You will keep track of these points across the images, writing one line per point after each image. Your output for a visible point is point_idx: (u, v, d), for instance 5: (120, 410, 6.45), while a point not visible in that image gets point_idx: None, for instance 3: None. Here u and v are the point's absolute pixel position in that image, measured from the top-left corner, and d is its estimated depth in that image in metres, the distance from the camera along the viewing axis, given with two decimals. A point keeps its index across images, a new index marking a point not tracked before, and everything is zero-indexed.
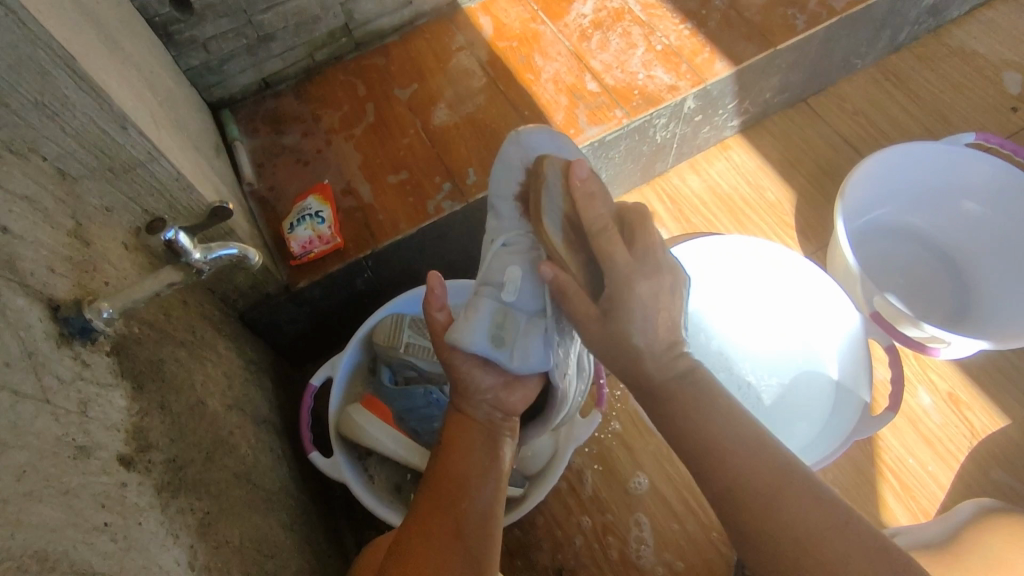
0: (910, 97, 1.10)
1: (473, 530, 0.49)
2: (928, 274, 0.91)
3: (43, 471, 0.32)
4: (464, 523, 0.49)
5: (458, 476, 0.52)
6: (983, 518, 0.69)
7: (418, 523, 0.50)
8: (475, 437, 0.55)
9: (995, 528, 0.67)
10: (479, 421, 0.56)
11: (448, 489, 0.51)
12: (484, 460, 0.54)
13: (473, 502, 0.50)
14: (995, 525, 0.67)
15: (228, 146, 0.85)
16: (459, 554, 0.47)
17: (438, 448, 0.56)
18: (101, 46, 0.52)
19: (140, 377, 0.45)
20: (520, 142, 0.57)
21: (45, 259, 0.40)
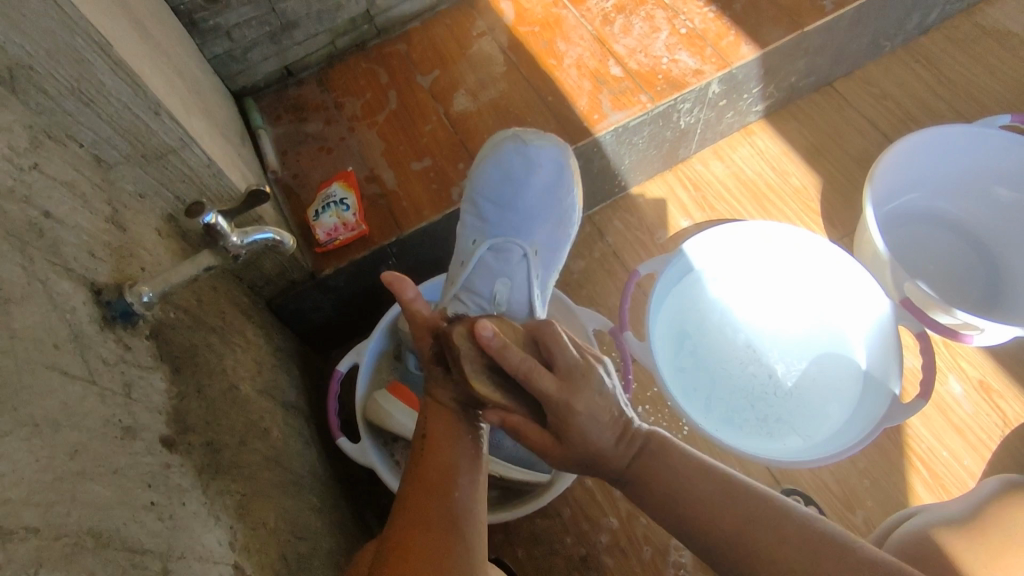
0: (940, 80, 1.08)
1: (467, 518, 0.46)
2: (958, 260, 0.90)
3: (93, 450, 0.32)
4: (456, 512, 0.46)
5: (443, 462, 0.49)
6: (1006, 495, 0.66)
7: (406, 514, 0.46)
8: (453, 425, 0.51)
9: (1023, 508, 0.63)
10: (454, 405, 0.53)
11: (435, 491, 0.47)
12: (466, 443, 0.51)
13: (462, 485, 0.48)
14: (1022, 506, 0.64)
15: (252, 134, 0.85)
16: (460, 537, 0.45)
17: (417, 440, 0.52)
18: (132, 33, 0.52)
19: (178, 361, 0.46)
20: (531, 154, 0.67)
21: (86, 244, 0.41)
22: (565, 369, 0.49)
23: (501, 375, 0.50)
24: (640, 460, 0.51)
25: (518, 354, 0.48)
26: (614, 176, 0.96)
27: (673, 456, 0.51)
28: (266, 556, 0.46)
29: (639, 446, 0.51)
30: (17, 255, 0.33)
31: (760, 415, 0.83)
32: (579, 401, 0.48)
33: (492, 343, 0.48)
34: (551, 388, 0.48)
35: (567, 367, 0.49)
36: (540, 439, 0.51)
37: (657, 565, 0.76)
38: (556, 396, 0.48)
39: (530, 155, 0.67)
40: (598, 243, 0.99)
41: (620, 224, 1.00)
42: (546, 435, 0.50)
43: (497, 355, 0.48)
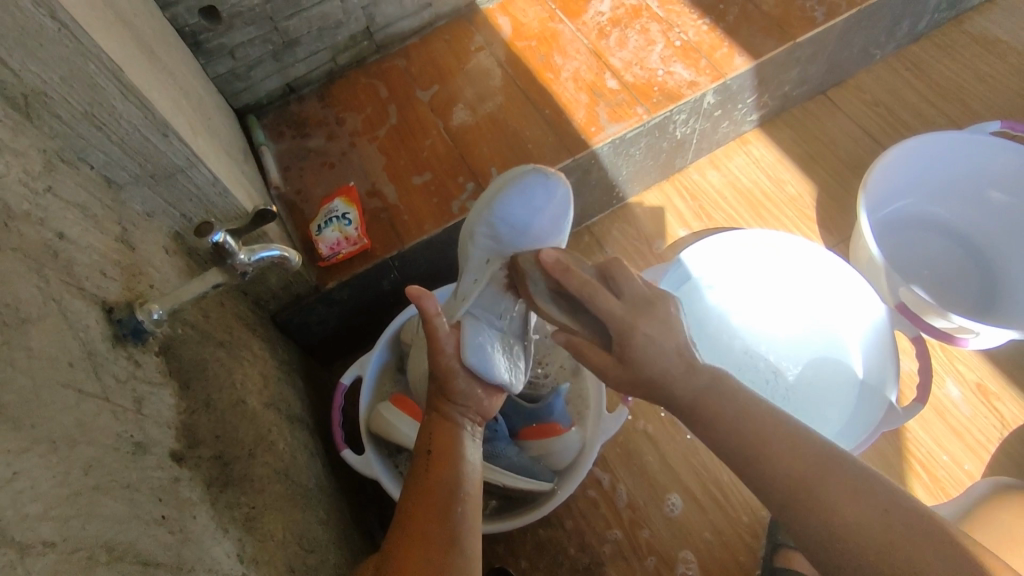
0: (932, 87, 1.09)
1: (465, 535, 0.46)
2: (953, 264, 0.91)
3: (106, 466, 0.33)
4: (455, 527, 0.46)
5: (447, 480, 0.48)
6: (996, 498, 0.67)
7: (407, 528, 0.46)
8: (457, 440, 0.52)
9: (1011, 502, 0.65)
10: (456, 420, 0.53)
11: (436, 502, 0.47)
12: (468, 460, 0.51)
13: (464, 498, 0.48)
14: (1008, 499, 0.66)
15: (255, 151, 0.87)
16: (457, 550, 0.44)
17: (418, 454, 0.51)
18: (140, 56, 0.54)
19: (186, 377, 0.47)
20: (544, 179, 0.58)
21: (98, 264, 0.42)
22: (632, 296, 0.52)
23: (567, 301, 0.55)
24: (707, 398, 0.49)
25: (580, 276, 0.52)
26: (612, 187, 0.97)
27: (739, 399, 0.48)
28: (273, 567, 0.47)
29: (708, 380, 0.49)
30: (34, 276, 0.34)
31: None
32: (643, 324, 0.49)
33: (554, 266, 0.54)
34: (620, 309, 0.50)
35: (633, 296, 0.52)
36: (601, 360, 0.52)
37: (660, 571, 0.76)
38: (621, 317, 0.50)
39: (552, 189, 0.58)
40: (597, 253, 1.00)
41: (619, 234, 1.02)
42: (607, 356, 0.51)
43: (558, 276, 0.54)
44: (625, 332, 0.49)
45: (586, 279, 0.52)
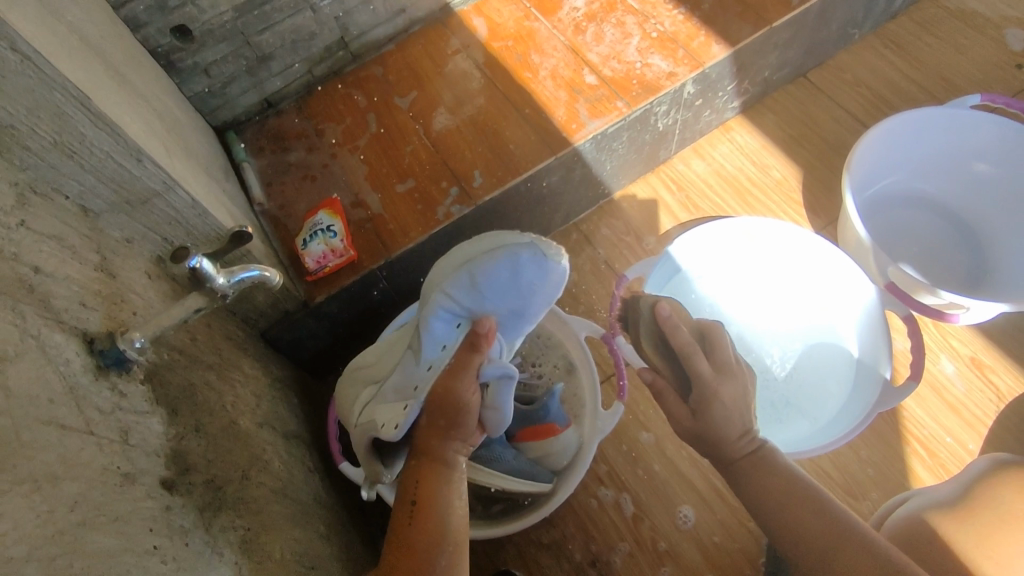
0: (911, 63, 1.09)
1: None
2: (941, 240, 0.91)
3: (93, 500, 0.33)
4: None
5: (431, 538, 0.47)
6: (993, 474, 0.66)
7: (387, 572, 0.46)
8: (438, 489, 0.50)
9: (1009, 480, 0.64)
10: (442, 455, 0.51)
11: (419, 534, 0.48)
12: (456, 501, 0.50)
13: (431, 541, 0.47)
14: (1005, 477, 0.65)
15: (236, 167, 0.86)
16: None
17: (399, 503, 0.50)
18: (111, 82, 0.53)
19: (175, 403, 0.46)
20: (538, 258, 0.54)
21: (77, 295, 0.41)
22: (721, 364, 0.60)
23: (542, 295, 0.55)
24: (751, 462, 0.58)
25: (685, 334, 0.61)
26: (597, 182, 0.97)
27: (776, 471, 0.57)
28: None
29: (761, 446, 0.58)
30: (9, 313, 0.34)
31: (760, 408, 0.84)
32: (725, 393, 0.58)
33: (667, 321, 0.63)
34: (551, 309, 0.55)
35: (700, 374, 0.59)
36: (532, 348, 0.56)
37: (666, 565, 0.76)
38: (704, 387, 0.58)
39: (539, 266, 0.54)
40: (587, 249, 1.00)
41: (607, 229, 1.01)
42: (685, 413, 0.61)
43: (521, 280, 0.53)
44: (710, 396, 0.58)
45: (687, 342, 0.61)
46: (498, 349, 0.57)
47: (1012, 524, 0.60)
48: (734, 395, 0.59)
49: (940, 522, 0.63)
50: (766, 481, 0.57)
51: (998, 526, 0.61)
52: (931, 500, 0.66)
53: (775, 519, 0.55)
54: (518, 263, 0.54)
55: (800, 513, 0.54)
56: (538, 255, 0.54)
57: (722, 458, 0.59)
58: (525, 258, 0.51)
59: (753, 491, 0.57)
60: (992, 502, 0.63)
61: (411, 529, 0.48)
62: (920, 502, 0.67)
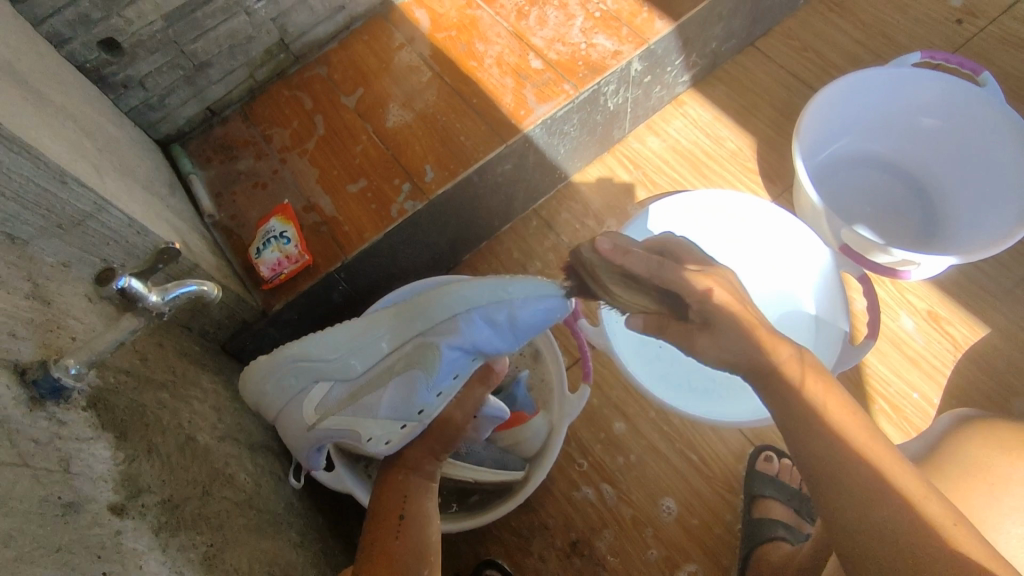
0: (855, 24, 1.10)
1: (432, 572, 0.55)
2: (891, 199, 0.93)
3: (31, 533, 0.33)
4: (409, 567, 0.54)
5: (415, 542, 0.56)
6: (959, 425, 0.66)
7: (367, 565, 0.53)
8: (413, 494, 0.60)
9: (971, 431, 0.64)
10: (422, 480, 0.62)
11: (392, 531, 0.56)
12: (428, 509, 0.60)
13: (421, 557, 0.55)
14: (971, 429, 0.64)
15: (184, 181, 0.85)
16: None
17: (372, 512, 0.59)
18: (29, 105, 0.52)
19: (123, 426, 0.45)
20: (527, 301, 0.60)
21: (5, 325, 0.40)
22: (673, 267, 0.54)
23: (632, 284, 0.55)
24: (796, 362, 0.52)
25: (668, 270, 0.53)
26: (552, 166, 0.97)
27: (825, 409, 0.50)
28: None
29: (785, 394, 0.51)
30: None
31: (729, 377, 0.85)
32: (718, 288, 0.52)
33: (613, 252, 0.56)
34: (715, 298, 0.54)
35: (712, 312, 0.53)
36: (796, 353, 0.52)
37: (646, 538, 0.77)
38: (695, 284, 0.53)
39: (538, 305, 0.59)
40: (548, 236, 0.99)
41: (567, 213, 1.01)
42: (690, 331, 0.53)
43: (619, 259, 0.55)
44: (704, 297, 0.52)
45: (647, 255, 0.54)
46: (426, 396, 0.62)
47: (978, 477, 0.60)
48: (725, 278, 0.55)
49: None
50: (822, 441, 0.49)
51: (965, 477, 0.61)
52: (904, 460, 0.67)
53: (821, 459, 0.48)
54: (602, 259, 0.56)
55: (836, 454, 0.48)
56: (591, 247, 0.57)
57: (750, 363, 0.52)
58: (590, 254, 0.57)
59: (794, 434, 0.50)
60: (957, 455, 0.63)
61: (397, 541, 0.55)
62: None
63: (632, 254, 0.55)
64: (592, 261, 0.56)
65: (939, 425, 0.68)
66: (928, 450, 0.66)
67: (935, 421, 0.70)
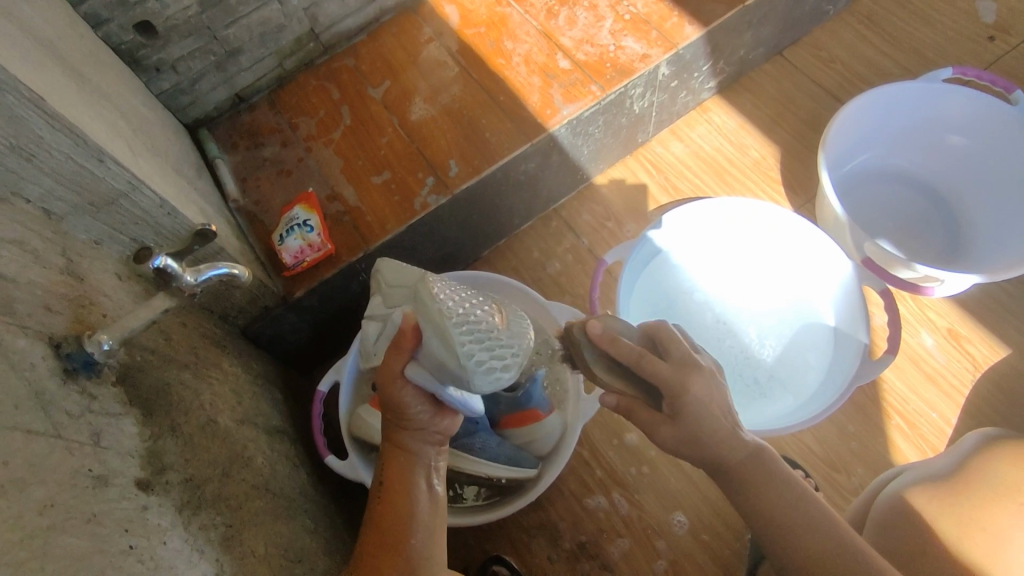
0: (884, 37, 1.10)
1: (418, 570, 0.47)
2: (917, 212, 0.91)
3: (64, 503, 0.33)
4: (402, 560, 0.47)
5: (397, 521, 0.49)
6: (989, 447, 0.65)
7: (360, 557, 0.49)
8: (400, 467, 0.52)
9: (1001, 453, 0.63)
10: (417, 452, 0.53)
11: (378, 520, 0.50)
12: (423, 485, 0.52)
13: (419, 540, 0.49)
14: (1000, 451, 0.64)
15: (210, 165, 0.85)
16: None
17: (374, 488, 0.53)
18: (69, 83, 0.52)
19: (149, 403, 0.46)
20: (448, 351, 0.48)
21: (41, 299, 0.41)
22: (677, 356, 0.53)
23: (617, 365, 0.56)
24: (753, 463, 0.51)
25: (631, 347, 0.53)
26: (575, 167, 0.97)
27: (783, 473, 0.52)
28: None
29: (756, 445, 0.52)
30: None
31: (746, 385, 0.84)
32: (693, 384, 0.51)
33: (602, 338, 0.55)
34: (664, 367, 0.51)
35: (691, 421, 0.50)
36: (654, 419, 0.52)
37: (655, 544, 0.77)
38: (671, 378, 0.51)
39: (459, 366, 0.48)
40: (568, 236, 1.00)
41: (587, 214, 1.01)
42: (659, 416, 0.52)
43: (609, 347, 0.55)
44: (681, 389, 0.50)
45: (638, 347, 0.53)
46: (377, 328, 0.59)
47: (1009, 496, 0.60)
48: (706, 374, 0.52)
49: (928, 491, 0.63)
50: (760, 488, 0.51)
51: (996, 500, 0.60)
52: (924, 473, 0.65)
53: (759, 510, 0.51)
54: (590, 346, 0.57)
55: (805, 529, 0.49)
56: (586, 328, 0.57)
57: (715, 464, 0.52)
58: (582, 335, 0.57)
59: (764, 518, 0.51)
60: (984, 475, 0.62)
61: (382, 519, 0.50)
62: (909, 474, 0.66)
63: (619, 346, 0.54)
64: (583, 344, 0.57)
65: (965, 444, 0.67)
66: (955, 466, 0.65)
67: (957, 441, 0.68)
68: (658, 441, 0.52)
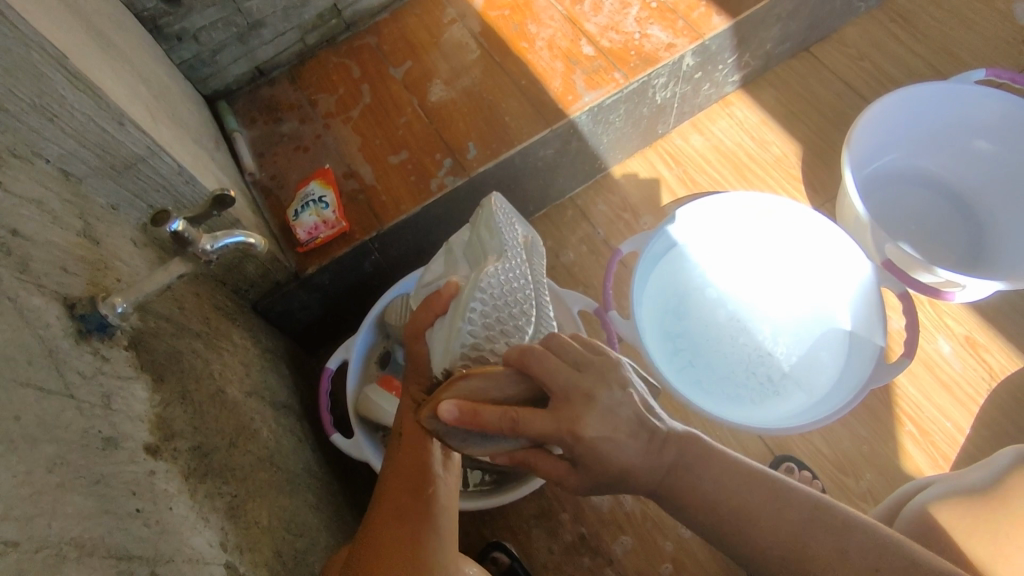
0: (915, 37, 1.07)
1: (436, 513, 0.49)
2: (940, 217, 0.90)
3: (73, 462, 0.33)
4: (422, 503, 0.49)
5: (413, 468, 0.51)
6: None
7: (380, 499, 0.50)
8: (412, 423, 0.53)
9: None
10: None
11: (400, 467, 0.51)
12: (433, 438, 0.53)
13: (438, 484, 0.51)
14: None
15: (228, 138, 0.85)
16: (431, 536, 0.48)
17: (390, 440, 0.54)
18: (92, 45, 0.52)
19: (160, 369, 0.46)
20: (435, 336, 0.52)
21: (57, 259, 0.41)
22: (578, 362, 0.44)
23: (527, 402, 0.44)
24: (677, 472, 0.46)
25: (496, 412, 0.41)
26: (593, 156, 0.96)
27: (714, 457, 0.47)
28: (260, 553, 0.47)
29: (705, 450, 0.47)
30: None
31: (758, 384, 0.83)
32: (589, 427, 0.42)
33: (462, 417, 0.41)
34: (568, 428, 0.42)
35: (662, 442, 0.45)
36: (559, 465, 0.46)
37: (656, 539, 0.77)
38: (556, 430, 0.42)
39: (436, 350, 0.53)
40: (582, 225, 0.99)
41: (603, 204, 1.00)
42: (561, 462, 0.46)
43: (480, 414, 0.42)
44: (570, 439, 0.42)
45: (568, 372, 0.43)
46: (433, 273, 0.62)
47: None
48: (609, 405, 0.43)
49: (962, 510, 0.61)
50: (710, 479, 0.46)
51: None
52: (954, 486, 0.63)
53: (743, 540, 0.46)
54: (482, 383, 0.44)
55: (776, 533, 0.45)
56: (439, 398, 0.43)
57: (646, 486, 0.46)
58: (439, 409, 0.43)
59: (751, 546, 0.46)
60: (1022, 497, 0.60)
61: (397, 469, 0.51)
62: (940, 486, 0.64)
63: (481, 418, 0.41)
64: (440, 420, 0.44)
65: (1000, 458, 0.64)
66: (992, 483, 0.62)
67: (992, 454, 0.65)
68: (569, 485, 0.46)
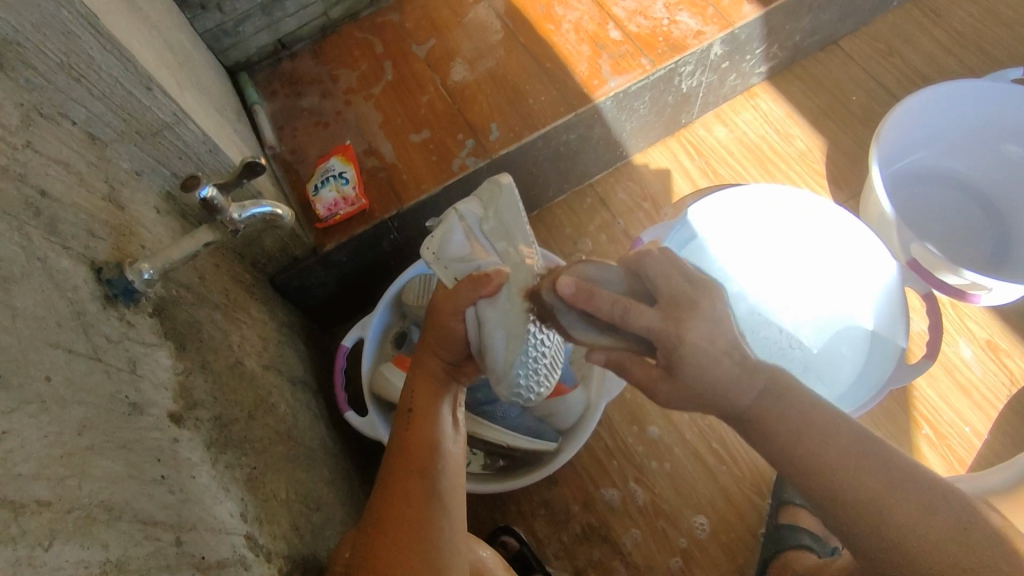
0: (948, 33, 1.05)
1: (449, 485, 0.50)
2: (964, 218, 0.88)
3: (101, 426, 0.33)
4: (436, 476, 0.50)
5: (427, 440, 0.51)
6: None
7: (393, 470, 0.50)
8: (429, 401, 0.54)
9: None
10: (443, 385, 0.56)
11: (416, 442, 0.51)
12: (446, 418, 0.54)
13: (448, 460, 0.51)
14: None
15: (248, 110, 0.84)
16: (443, 510, 0.48)
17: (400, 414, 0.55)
18: (120, 7, 0.51)
19: (182, 338, 0.46)
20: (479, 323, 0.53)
21: (84, 222, 0.40)
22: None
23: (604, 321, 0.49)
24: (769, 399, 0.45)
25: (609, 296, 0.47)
26: (615, 143, 0.95)
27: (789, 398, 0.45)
28: (278, 526, 0.47)
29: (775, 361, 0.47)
30: (15, 234, 0.33)
31: None
32: (691, 330, 0.44)
33: (576, 298, 0.47)
34: (657, 321, 0.45)
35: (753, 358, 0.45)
36: (649, 375, 0.47)
37: (666, 529, 0.77)
38: (662, 328, 0.45)
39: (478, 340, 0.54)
40: (601, 213, 0.98)
41: (623, 192, 0.99)
42: (655, 371, 0.47)
43: (586, 304, 0.47)
44: (672, 340, 0.44)
45: (616, 298, 0.46)
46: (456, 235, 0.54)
47: None
48: (711, 318, 0.45)
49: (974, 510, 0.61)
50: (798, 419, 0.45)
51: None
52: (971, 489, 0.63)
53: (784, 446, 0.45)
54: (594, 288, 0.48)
55: (854, 480, 0.43)
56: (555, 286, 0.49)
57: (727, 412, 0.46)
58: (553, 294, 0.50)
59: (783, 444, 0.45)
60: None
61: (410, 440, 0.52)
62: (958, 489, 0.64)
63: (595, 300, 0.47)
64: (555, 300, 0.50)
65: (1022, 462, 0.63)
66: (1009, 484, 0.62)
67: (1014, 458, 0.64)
68: (657, 396, 0.47)
